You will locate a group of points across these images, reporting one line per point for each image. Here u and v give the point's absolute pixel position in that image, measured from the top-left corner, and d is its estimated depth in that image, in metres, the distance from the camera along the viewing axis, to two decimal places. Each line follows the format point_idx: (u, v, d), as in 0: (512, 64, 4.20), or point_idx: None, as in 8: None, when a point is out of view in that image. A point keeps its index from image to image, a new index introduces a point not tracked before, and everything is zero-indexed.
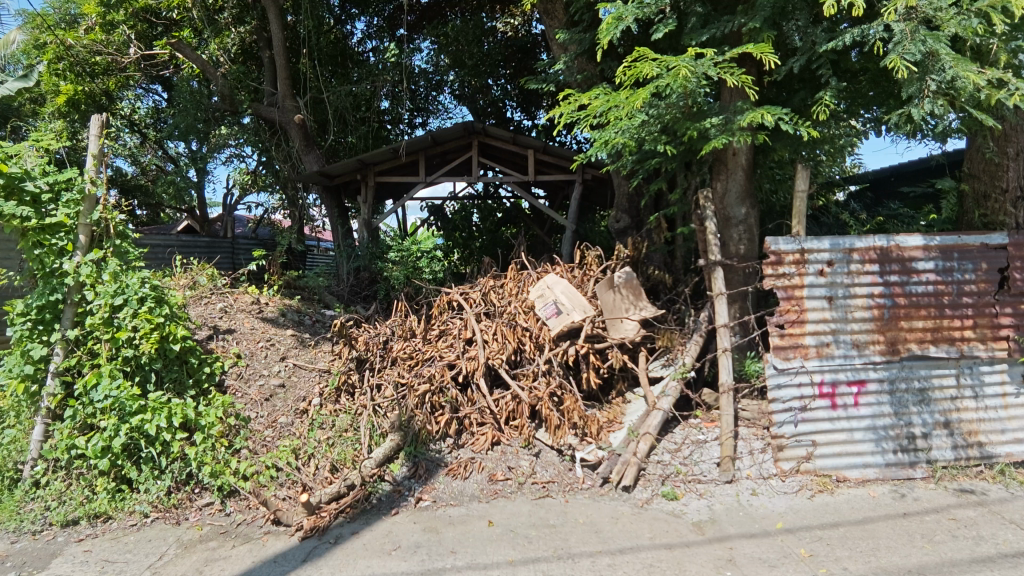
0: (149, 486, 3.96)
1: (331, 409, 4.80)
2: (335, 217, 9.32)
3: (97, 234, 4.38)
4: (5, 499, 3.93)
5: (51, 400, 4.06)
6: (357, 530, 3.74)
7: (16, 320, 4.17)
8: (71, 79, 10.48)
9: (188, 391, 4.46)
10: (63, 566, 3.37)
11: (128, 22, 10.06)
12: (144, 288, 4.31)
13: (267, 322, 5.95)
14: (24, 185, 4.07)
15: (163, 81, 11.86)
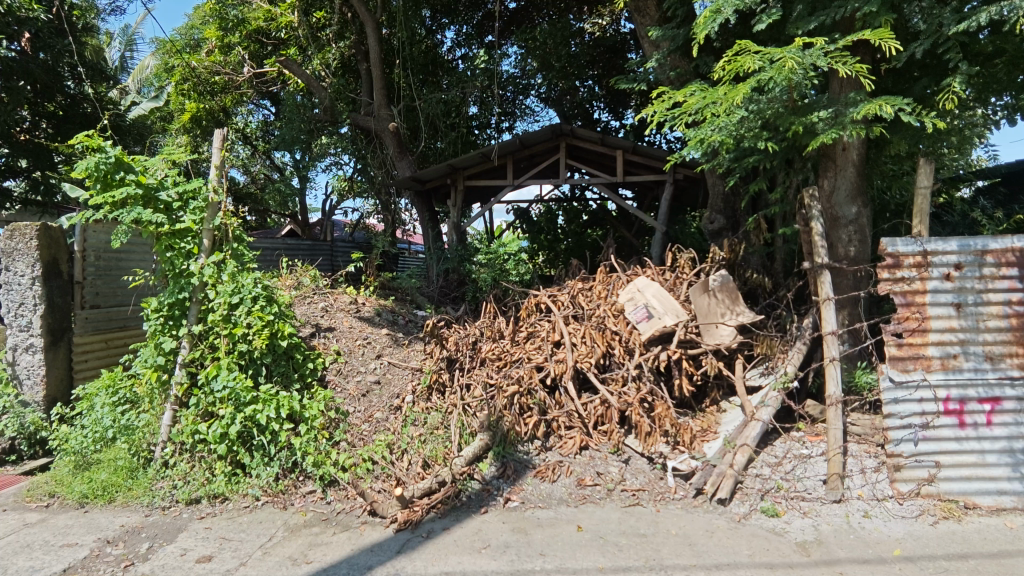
0: (260, 471, 4.26)
1: (423, 407, 4.93)
2: (426, 220, 9.62)
3: (219, 238, 4.78)
4: (140, 476, 4.35)
5: (178, 388, 4.47)
6: (448, 526, 3.83)
7: (150, 316, 4.65)
8: (194, 97, 11.52)
9: (294, 384, 4.77)
10: (188, 540, 3.69)
11: (242, 43, 11.03)
12: (257, 288, 4.67)
13: (364, 321, 6.24)
14: (158, 194, 4.55)
15: (271, 96, 12.76)
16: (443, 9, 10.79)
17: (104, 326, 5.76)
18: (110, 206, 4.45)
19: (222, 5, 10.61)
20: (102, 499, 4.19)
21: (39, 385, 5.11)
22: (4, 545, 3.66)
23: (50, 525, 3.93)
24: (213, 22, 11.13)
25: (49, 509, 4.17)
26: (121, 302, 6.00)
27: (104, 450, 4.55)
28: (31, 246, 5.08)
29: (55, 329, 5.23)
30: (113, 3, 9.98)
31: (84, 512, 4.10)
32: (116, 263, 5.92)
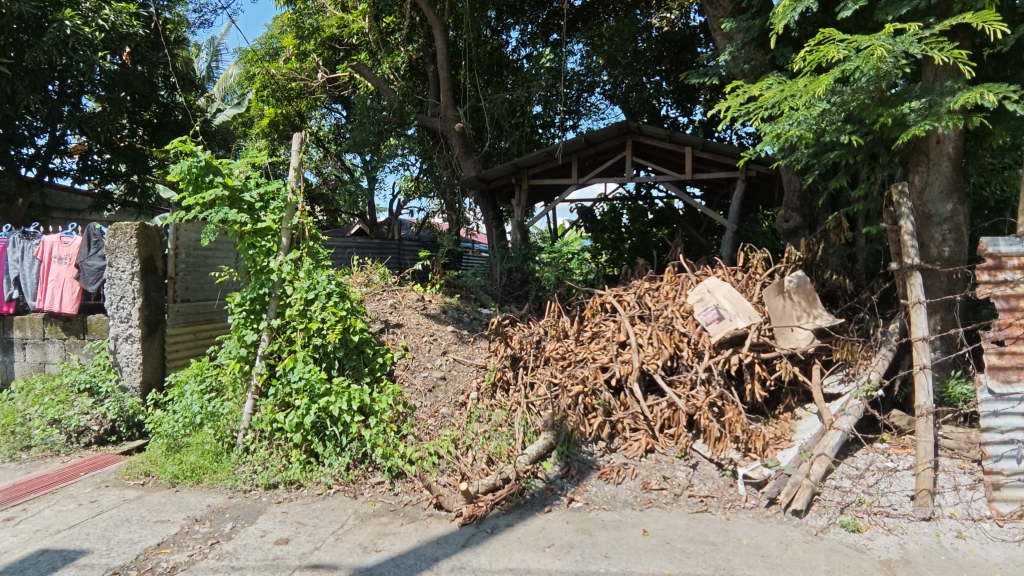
0: (332, 460, 4.44)
1: (487, 404, 4.98)
2: (490, 220, 9.71)
3: (296, 236, 5.01)
4: (224, 460, 4.62)
5: (258, 378, 4.75)
6: (512, 523, 3.85)
7: (234, 309, 4.89)
8: (272, 103, 12.17)
9: (365, 377, 4.92)
10: (267, 523, 3.90)
11: (317, 49, 11.52)
12: (331, 285, 4.85)
13: (431, 318, 6.37)
14: (242, 196, 4.81)
15: (343, 101, 13.07)
16: (509, 9, 10.83)
17: (193, 319, 6.14)
18: (199, 206, 4.75)
19: (299, 14, 11.08)
20: (190, 480, 4.48)
21: (137, 372, 5.54)
22: (107, 518, 3.99)
23: (145, 502, 4.25)
24: (290, 31, 11.68)
25: (145, 487, 4.51)
26: (208, 297, 6.37)
27: (193, 434, 4.84)
28: (131, 243, 5.51)
29: (150, 320, 5.64)
30: (201, 16, 10.65)
31: (175, 491, 4.40)
32: (203, 260, 6.28)
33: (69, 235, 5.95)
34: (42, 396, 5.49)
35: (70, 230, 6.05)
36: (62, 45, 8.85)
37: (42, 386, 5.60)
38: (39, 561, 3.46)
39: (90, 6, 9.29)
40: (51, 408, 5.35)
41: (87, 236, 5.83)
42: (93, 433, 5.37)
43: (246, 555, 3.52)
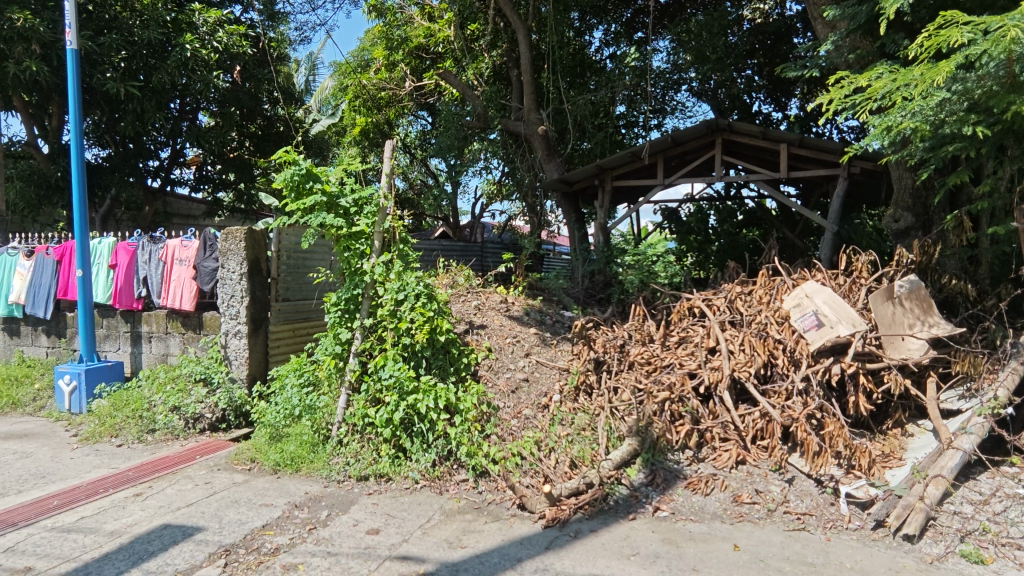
0: (419, 456, 4.59)
1: (571, 407, 4.96)
2: (572, 222, 9.67)
3: (388, 239, 5.23)
4: (320, 450, 4.89)
5: (352, 374, 5.00)
6: (595, 528, 3.82)
7: (330, 309, 5.15)
8: (364, 113, 12.78)
9: (450, 376, 5.04)
10: (360, 513, 4.09)
11: (405, 59, 11.98)
12: (419, 286, 5.01)
13: (513, 319, 6.44)
14: (338, 201, 5.06)
15: (429, 108, 13.42)
16: (592, 9, 10.78)
17: (292, 317, 6.57)
18: (301, 212, 5.07)
19: (389, 26, 11.54)
20: (290, 468, 4.78)
21: (243, 365, 6.00)
22: (219, 499, 4.34)
23: (251, 486, 4.58)
24: (380, 43, 12.18)
25: (250, 472, 4.86)
26: (306, 296, 6.79)
27: (292, 425, 5.15)
28: (240, 246, 5.96)
29: (256, 318, 6.09)
30: (301, 33, 11.35)
31: (277, 478, 4.71)
32: (302, 262, 6.69)
33: (188, 239, 6.49)
34: (164, 385, 6.06)
35: (188, 234, 6.59)
36: (182, 66, 9.74)
37: (164, 375, 6.18)
38: (163, 534, 3.83)
39: (206, 29, 10.17)
40: (171, 396, 5.90)
41: (202, 240, 6.37)
42: (206, 420, 5.86)
43: (341, 542, 3.71)
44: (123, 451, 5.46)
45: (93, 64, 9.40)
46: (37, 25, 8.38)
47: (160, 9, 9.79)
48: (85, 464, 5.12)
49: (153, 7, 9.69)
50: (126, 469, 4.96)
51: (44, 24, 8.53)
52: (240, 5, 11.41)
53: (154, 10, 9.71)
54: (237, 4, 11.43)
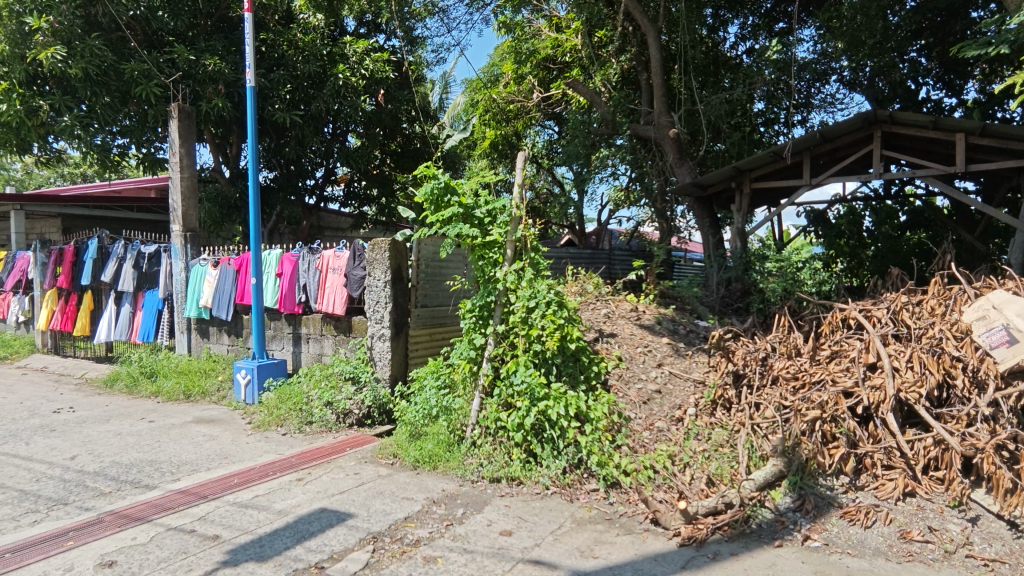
0: (550, 462, 4.63)
1: (707, 421, 4.84)
2: (706, 227, 9.24)
3: (520, 248, 5.35)
4: (455, 450, 5.09)
5: (485, 378, 5.17)
6: (737, 552, 3.60)
7: (466, 314, 5.38)
8: (493, 125, 13.10)
9: (581, 384, 5.04)
10: (493, 513, 4.21)
11: (533, 71, 12.27)
12: (550, 293, 5.04)
13: (644, 328, 6.31)
14: (473, 212, 5.29)
15: (556, 117, 13.50)
16: (728, 3, 10.28)
17: (430, 322, 7.01)
18: (439, 223, 5.36)
19: (518, 40, 11.84)
20: (428, 465, 5.04)
21: (387, 366, 6.47)
22: (366, 490, 4.71)
23: (394, 479, 4.91)
24: (509, 57, 12.50)
25: (393, 466, 5.20)
26: (442, 302, 7.20)
27: (430, 424, 5.42)
28: (385, 256, 6.44)
29: (398, 323, 6.54)
30: (437, 55, 12.12)
31: (416, 473, 4.99)
32: (438, 270, 7.11)
33: (340, 250, 7.16)
34: (320, 381, 6.72)
35: (340, 245, 7.25)
36: (336, 93, 10.80)
37: (319, 373, 6.84)
38: (320, 517, 4.23)
39: (355, 58, 11.11)
40: (326, 392, 6.51)
41: (353, 250, 6.99)
42: (354, 416, 6.37)
43: (475, 540, 3.85)
44: (287, 439, 6.12)
45: (265, 97, 10.75)
46: (224, 68, 9.78)
47: (319, 44, 10.97)
48: (257, 449, 5.81)
49: (312, 42, 10.89)
50: (290, 456, 5.56)
51: (228, 67, 9.93)
52: (384, 34, 12.40)
53: (313, 45, 10.89)
54: (381, 33, 12.41)
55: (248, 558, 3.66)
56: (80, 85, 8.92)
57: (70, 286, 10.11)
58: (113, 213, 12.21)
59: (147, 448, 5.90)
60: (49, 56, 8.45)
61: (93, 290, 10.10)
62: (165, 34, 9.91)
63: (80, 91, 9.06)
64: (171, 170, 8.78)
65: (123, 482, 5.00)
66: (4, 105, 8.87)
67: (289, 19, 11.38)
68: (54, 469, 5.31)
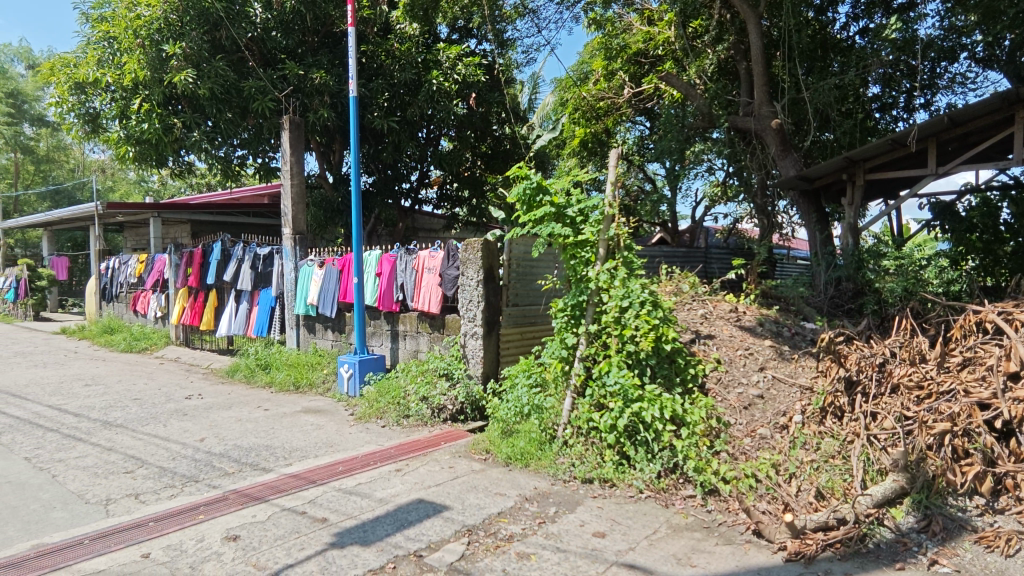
0: (644, 466, 4.53)
1: (815, 430, 4.52)
2: (812, 223, 8.66)
3: (612, 247, 5.27)
4: (547, 449, 5.11)
5: (577, 378, 5.14)
6: (850, 572, 3.34)
7: (557, 314, 5.38)
8: (582, 124, 12.63)
9: (676, 387, 4.91)
10: (586, 514, 4.19)
11: (624, 67, 11.98)
12: (644, 293, 4.92)
13: (745, 330, 6.02)
14: (565, 212, 5.29)
15: (648, 112, 13.15)
16: None
17: (520, 321, 7.12)
18: (532, 223, 5.40)
19: (608, 36, 11.64)
20: (521, 462, 5.10)
21: (479, 364, 6.63)
22: (461, 483, 4.84)
23: (487, 475, 5.00)
24: (599, 54, 12.31)
25: (486, 462, 5.30)
26: (533, 301, 7.30)
27: (522, 422, 5.45)
28: (477, 256, 6.58)
29: (490, 321, 6.69)
30: (527, 55, 12.24)
31: (509, 470, 5.06)
32: (530, 269, 7.21)
33: (435, 250, 7.40)
34: (416, 376, 6.97)
35: (435, 246, 7.49)
36: (430, 99, 11.19)
37: (415, 368, 7.11)
38: (418, 507, 4.40)
39: (448, 64, 11.40)
40: (421, 387, 6.75)
41: (447, 251, 7.20)
42: (448, 411, 6.58)
43: (568, 540, 3.84)
44: (386, 431, 6.42)
45: (365, 106, 11.37)
46: (328, 81, 10.43)
47: (414, 52, 11.37)
48: (359, 439, 6.14)
49: (408, 51, 11.31)
50: (389, 447, 5.83)
51: (333, 79, 10.58)
52: (475, 38, 12.65)
53: (410, 53, 11.30)
54: (473, 38, 12.68)
55: (353, 542, 3.88)
56: (207, 103, 9.85)
57: (198, 285, 11.20)
58: (234, 219, 13.39)
59: (263, 433, 6.41)
60: (182, 79, 9.38)
61: (216, 289, 11.11)
62: (278, 51, 10.71)
63: (207, 109, 10.01)
64: (284, 177, 9.48)
65: (244, 464, 5.47)
66: (146, 125, 9.86)
67: (387, 30, 11.83)
68: (186, 449, 5.90)
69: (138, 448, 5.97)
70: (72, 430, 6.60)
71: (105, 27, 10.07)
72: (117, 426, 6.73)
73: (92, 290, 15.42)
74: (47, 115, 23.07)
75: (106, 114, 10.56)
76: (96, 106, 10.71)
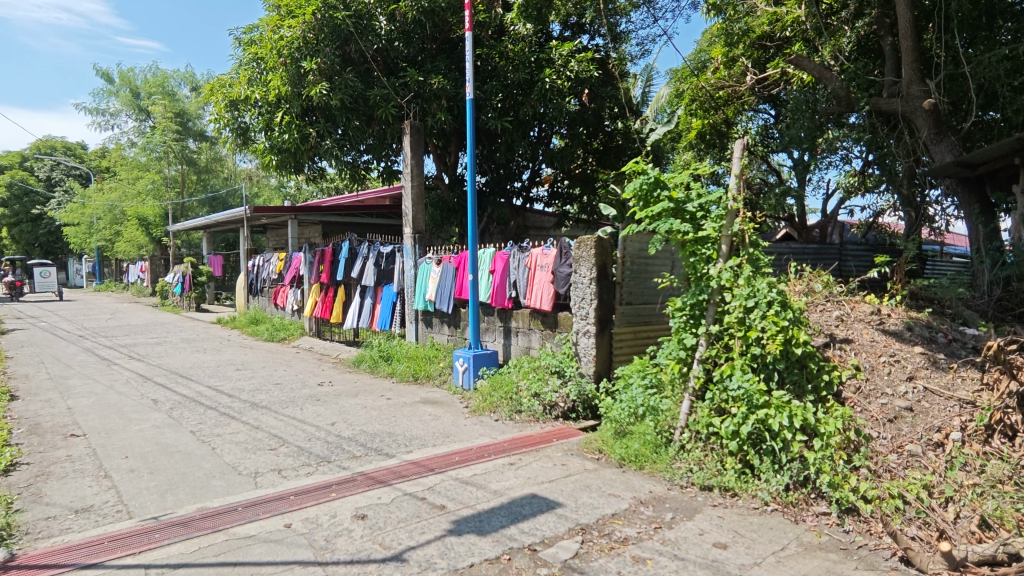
0: (769, 477, 4.25)
1: (978, 450, 4.12)
2: (973, 215, 7.67)
3: (736, 243, 5.01)
4: (663, 452, 4.95)
5: (696, 381, 4.91)
6: None
7: (675, 313, 5.18)
8: (701, 115, 11.96)
9: (808, 395, 4.55)
10: (705, 523, 4.01)
11: (746, 52, 11.30)
12: (772, 293, 4.62)
13: (890, 335, 5.45)
14: (685, 207, 5.09)
15: (773, 99, 12.33)
16: None
17: (634, 320, 6.98)
18: (649, 219, 5.24)
19: (729, 21, 11.05)
20: (635, 464, 4.98)
21: (591, 363, 6.59)
22: (574, 482, 4.83)
23: (601, 475, 4.94)
24: (719, 41, 11.72)
25: (600, 461, 5.24)
26: (649, 300, 7.11)
27: (637, 423, 5.33)
28: (590, 254, 6.52)
29: (602, 320, 6.61)
30: (642, 47, 11.98)
31: (623, 471, 4.97)
32: (645, 267, 7.04)
33: (548, 248, 7.40)
34: (528, 373, 7.03)
35: (548, 244, 7.52)
36: (543, 97, 11.23)
37: (528, 364, 7.17)
38: (531, 502, 4.45)
39: (560, 61, 11.38)
40: (534, 383, 6.80)
41: (559, 248, 7.16)
42: (560, 408, 6.58)
43: (687, 548, 3.70)
44: (500, 425, 6.56)
45: (480, 108, 11.65)
46: (446, 85, 10.83)
47: (527, 52, 11.45)
48: (474, 431, 6.33)
49: (521, 51, 11.39)
50: (503, 441, 5.96)
51: (450, 83, 10.99)
52: (588, 33, 12.54)
53: (523, 53, 11.40)
54: (585, 34, 12.58)
55: (470, 530, 4.02)
56: (338, 113, 10.64)
57: (329, 281, 12.13)
58: (359, 220, 14.38)
59: (386, 421, 6.82)
60: (318, 92, 10.21)
61: (345, 285, 11.99)
62: (400, 60, 11.28)
63: (339, 118, 10.82)
64: (404, 179, 9.98)
65: (369, 448, 5.85)
66: (287, 135, 10.88)
67: (501, 32, 12.04)
68: (320, 432, 6.42)
69: (280, 428, 6.60)
70: (227, 409, 7.43)
71: (254, 49, 11.18)
72: (262, 407, 7.48)
73: (241, 285, 17.28)
74: (207, 131, 26.21)
75: (254, 128, 11.76)
76: (246, 120, 11.96)
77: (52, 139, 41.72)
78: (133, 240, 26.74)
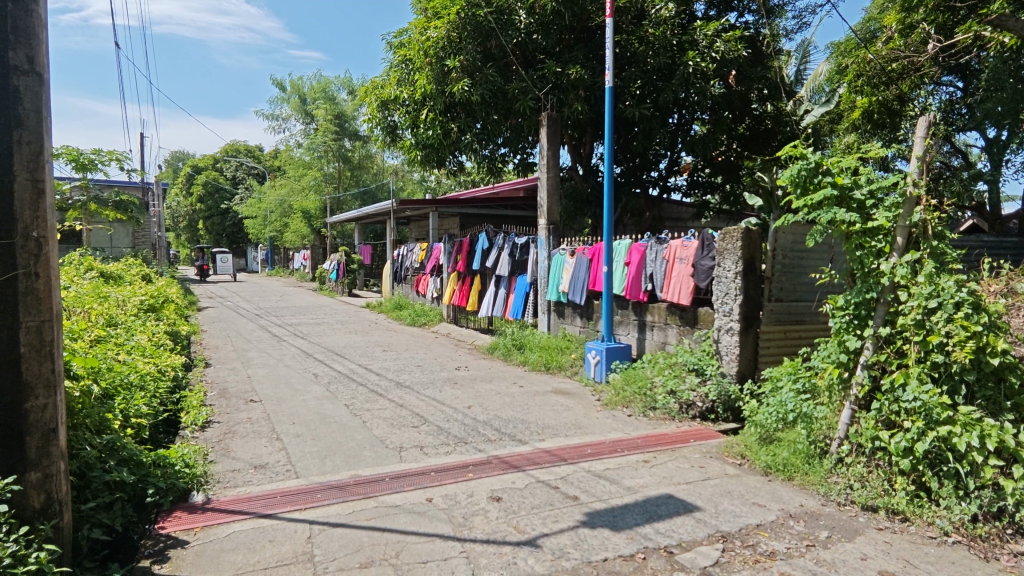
0: (951, 503, 3.71)
1: None
2: None
3: (916, 235, 4.41)
4: (817, 464, 4.52)
5: (860, 388, 4.35)
6: None
7: (836, 313, 4.68)
8: (867, 92, 10.72)
9: (1006, 414, 3.88)
10: (868, 547, 3.59)
11: (928, 17, 9.84)
12: (961, 292, 3.99)
13: None
14: (853, 194, 4.58)
15: (960, 69, 10.76)
16: None
17: (785, 318, 6.44)
18: (807, 208, 4.80)
19: None
20: (783, 474, 4.60)
21: (734, 362, 6.24)
22: (712, 487, 4.57)
23: (744, 481, 4.63)
24: (894, 6, 10.39)
25: (742, 467, 4.92)
26: (803, 298, 6.54)
27: (786, 430, 4.92)
28: (737, 245, 6.14)
29: (748, 317, 6.20)
30: (799, 21, 10.98)
31: (769, 480, 4.61)
32: (800, 261, 6.46)
33: (687, 240, 6.98)
34: (664, 369, 6.79)
35: (688, 235, 7.07)
36: (685, 81, 10.64)
37: (663, 360, 6.93)
38: (668, 502, 4.29)
39: (705, 42, 10.83)
40: (670, 380, 6.55)
41: (701, 240, 6.76)
42: (697, 408, 6.27)
43: (847, 572, 3.34)
44: (633, 421, 6.40)
45: (618, 96, 11.32)
46: (584, 75, 10.72)
47: (670, 34, 10.90)
48: (606, 425, 6.25)
49: (663, 34, 10.87)
50: (636, 437, 5.81)
51: (588, 73, 10.88)
52: (736, 11, 11.73)
53: (664, 36, 10.86)
54: (732, 11, 11.79)
55: (604, 524, 3.97)
56: (479, 107, 11.01)
57: (466, 270, 12.65)
58: (495, 212, 14.82)
59: (519, 408, 6.97)
60: (460, 88, 10.64)
61: (481, 274, 12.44)
62: (538, 52, 11.36)
63: (479, 113, 11.20)
64: (540, 171, 10.10)
65: (503, 434, 6.02)
66: (431, 131, 11.50)
67: (640, 16, 11.54)
68: (457, 414, 6.73)
69: (421, 408, 7.02)
70: (375, 386, 8.08)
71: (404, 52, 11.89)
72: (405, 387, 8.01)
73: (387, 273, 18.64)
74: (360, 131, 28.80)
75: (402, 126, 12.58)
76: (395, 119, 12.81)
77: (236, 143, 47.94)
78: (298, 231, 29.97)
